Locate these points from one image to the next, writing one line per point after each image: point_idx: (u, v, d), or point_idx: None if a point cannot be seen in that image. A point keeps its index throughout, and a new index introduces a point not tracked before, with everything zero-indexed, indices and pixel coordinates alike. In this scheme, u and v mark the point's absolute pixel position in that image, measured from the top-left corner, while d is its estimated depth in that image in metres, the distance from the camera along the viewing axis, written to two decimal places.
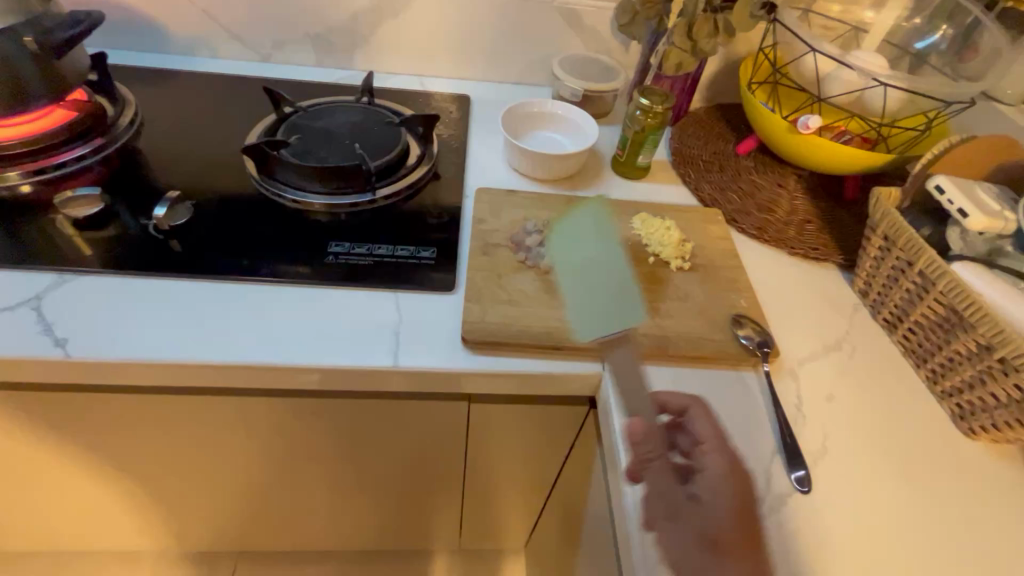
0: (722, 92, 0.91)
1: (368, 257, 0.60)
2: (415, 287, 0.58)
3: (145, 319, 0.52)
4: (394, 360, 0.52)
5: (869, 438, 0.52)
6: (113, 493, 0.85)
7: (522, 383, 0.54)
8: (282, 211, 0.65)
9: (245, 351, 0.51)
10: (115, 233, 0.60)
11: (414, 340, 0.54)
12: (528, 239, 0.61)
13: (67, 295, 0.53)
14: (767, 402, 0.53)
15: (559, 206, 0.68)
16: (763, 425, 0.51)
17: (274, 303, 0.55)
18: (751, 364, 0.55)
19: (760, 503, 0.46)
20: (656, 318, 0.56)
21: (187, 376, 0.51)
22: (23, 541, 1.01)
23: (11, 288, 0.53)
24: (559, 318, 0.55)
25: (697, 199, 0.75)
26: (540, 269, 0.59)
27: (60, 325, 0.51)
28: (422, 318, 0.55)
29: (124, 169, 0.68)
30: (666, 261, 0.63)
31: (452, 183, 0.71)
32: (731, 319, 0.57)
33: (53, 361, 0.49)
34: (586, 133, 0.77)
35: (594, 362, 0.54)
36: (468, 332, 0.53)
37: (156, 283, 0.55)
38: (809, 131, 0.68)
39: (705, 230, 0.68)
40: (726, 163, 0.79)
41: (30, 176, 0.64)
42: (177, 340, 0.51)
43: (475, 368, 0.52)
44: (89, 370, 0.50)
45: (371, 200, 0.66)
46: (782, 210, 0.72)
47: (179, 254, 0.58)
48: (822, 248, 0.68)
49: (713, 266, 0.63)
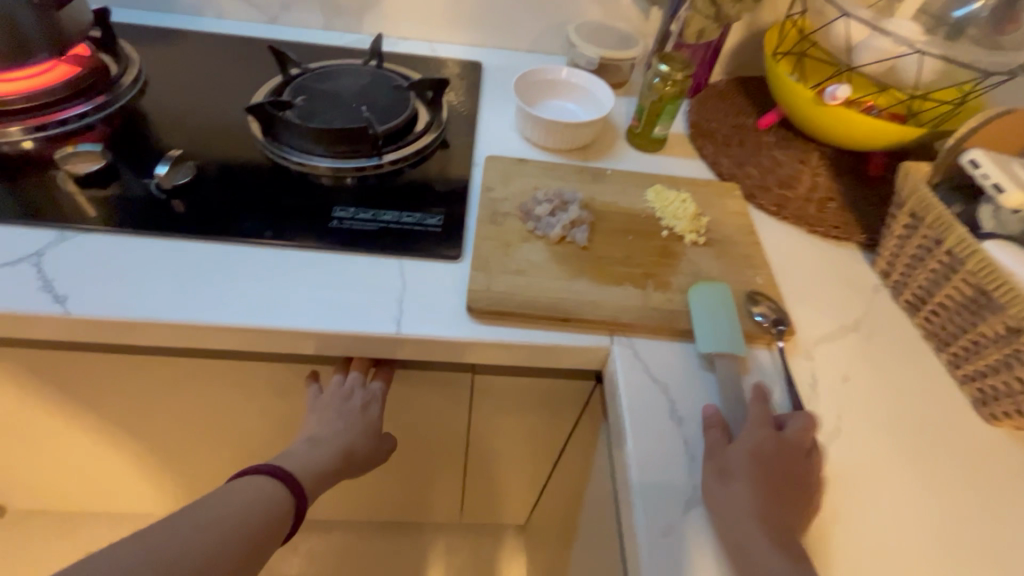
0: (744, 65, 0.87)
1: (373, 222, 0.59)
2: (421, 254, 0.56)
3: (148, 278, 0.51)
4: (397, 328, 0.50)
5: (885, 421, 0.50)
6: (119, 454, 0.86)
7: (527, 354, 0.52)
8: (286, 174, 0.63)
9: (242, 314, 0.50)
10: (116, 192, 0.58)
11: (418, 308, 0.52)
12: (537, 208, 0.59)
13: (68, 252, 0.52)
14: (781, 381, 0.51)
15: (571, 175, 0.65)
16: (775, 405, 0.49)
17: (275, 266, 0.54)
18: (765, 341, 0.53)
19: None
20: (667, 293, 0.55)
21: (187, 337, 0.50)
22: (34, 498, 1.03)
23: (12, 243, 0.52)
24: (568, 290, 0.53)
25: (714, 173, 0.72)
26: (550, 239, 0.57)
27: (60, 282, 0.50)
28: (427, 285, 0.54)
29: (127, 128, 0.67)
30: (680, 235, 0.60)
31: (461, 151, 0.69)
32: (745, 296, 0.56)
33: (51, 317, 0.48)
34: (600, 103, 0.74)
35: (604, 336, 0.52)
36: (473, 301, 0.51)
37: (158, 242, 0.54)
38: (836, 101, 0.64)
39: (723, 205, 0.65)
40: (744, 137, 0.76)
41: (32, 132, 0.63)
42: (175, 301, 0.50)
43: (479, 337, 0.50)
44: (87, 329, 0.49)
45: (377, 165, 0.64)
46: (802, 187, 0.70)
47: (181, 215, 0.57)
48: (843, 226, 0.66)
49: (729, 240, 0.61)
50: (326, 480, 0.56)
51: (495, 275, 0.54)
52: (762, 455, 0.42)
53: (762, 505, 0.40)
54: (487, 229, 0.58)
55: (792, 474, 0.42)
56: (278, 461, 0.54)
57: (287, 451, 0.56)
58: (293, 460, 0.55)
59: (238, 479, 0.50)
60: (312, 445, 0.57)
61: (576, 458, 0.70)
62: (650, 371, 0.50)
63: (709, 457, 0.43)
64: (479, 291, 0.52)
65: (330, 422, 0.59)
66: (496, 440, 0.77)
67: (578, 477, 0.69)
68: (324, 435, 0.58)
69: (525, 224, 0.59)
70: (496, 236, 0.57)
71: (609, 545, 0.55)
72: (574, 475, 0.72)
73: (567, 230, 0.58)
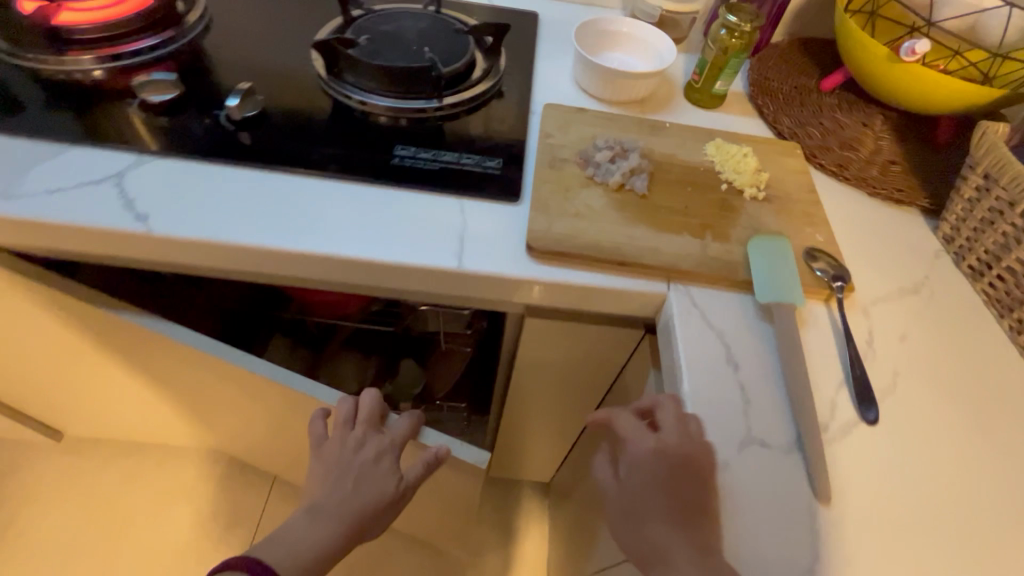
0: (808, 24, 0.84)
1: (434, 162, 0.60)
2: (480, 195, 0.57)
3: (220, 203, 0.53)
4: (458, 263, 0.51)
5: (942, 380, 0.50)
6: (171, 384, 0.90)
7: (583, 296, 0.53)
8: (348, 112, 0.64)
9: (310, 242, 0.51)
10: (188, 121, 0.60)
11: (478, 245, 0.53)
12: (598, 154, 0.59)
13: (146, 175, 0.54)
14: (838, 335, 0.51)
15: (630, 127, 0.65)
16: (832, 356, 0.49)
17: (340, 199, 0.55)
18: (823, 297, 0.53)
19: (825, 428, 0.45)
20: (727, 244, 0.54)
21: (256, 262, 0.52)
22: (88, 424, 1.09)
23: (93, 164, 0.54)
24: (628, 235, 0.53)
25: (774, 132, 0.71)
26: (609, 186, 0.57)
27: (141, 202, 0.52)
28: (486, 224, 0.55)
29: (193, 62, 0.68)
30: (740, 190, 0.60)
31: (518, 98, 0.69)
32: (804, 252, 0.55)
33: (134, 234, 0.50)
34: (661, 56, 0.73)
35: (661, 282, 0.52)
36: (534, 240, 0.52)
37: (228, 170, 0.56)
38: (913, 58, 0.61)
39: (783, 163, 0.64)
40: (806, 97, 0.74)
41: (105, 62, 0.65)
42: (247, 226, 0.52)
43: (538, 275, 0.51)
44: (165, 247, 0.51)
45: (438, 107, 0.65)
46: (866, 149, 0.68)
47: (249, 146, 0.59)
48: (907, 190, 0.64)
49: (788, 198, 0.60)
50: (332, 554, 0.55)
51: (555, 218, 0.54)
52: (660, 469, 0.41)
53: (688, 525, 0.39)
54: (547, 173, 0.58)
55: (665, 489, 0.40)
56: (266, 546, 0.53)
57: (288, 523, 0.57)
58: (286, 546, 0.54)
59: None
60: (311, 516, 0.56)
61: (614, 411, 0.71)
62: (706, 317, 0.50)
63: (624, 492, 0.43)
64: (540, 231, 0.53)
65: (336, 479, 0.59)
66: (534, 392, 0.79)
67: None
68: (327, 502, 0.58)
69: (584, 170, 0.59)
70: (556, 180, 0.57)
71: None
72: (610, 428, 0.73)
73: (626, 178, 0.58)
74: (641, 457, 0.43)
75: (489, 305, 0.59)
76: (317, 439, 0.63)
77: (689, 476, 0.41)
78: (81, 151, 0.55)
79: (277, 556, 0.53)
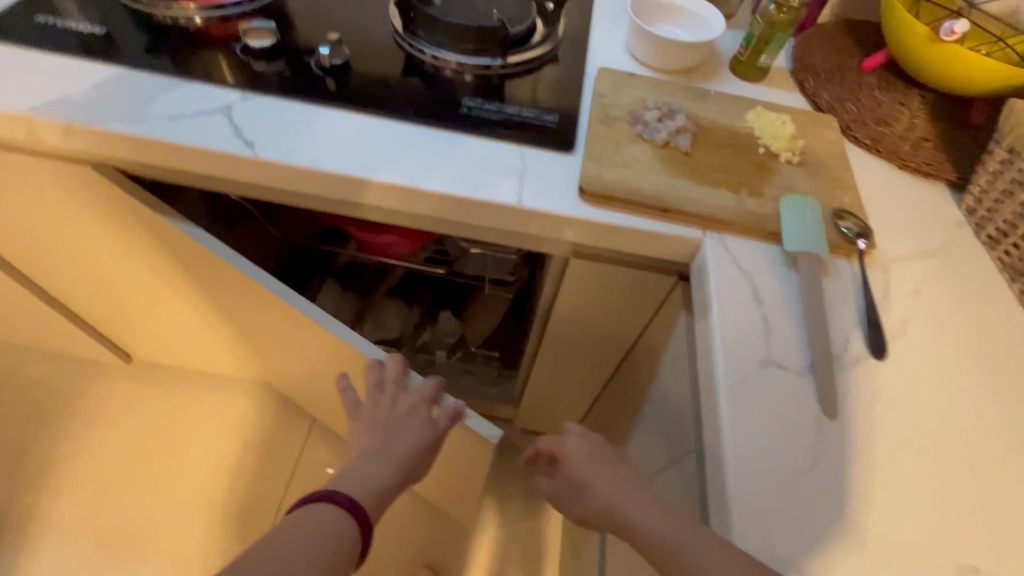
0: (854, 7, 0.88)
1: (498, 114, 0.66)
2: (538, 144, 0.63)
3: (311, 137, 0.60)
4: (518, 200, 0.58)
5: (950, 332, 0.55)
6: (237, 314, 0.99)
7: (626, 237, 0.59)
8: (421, 66, 0.71)
9: (389, 174, 0.59)
10: (281, 65, 0.68)
11: (536, 186, 0.60)
12: (647, 114, 0.65)
13: (250, 109, 0.62)
14: (857, 285, 0.56)
15: (677, 92, 0.70)
16: (849, 302, 0.55)
17: (414, 140, 0.62)
18: (846, 252, 0.58)
19: (836, 359, 0.51)
20: (760, 200, 0.60)
21: (342, 190, 0.60)
22: (153, 350, 1.19)
23: (204, 97, 0.62)
24: (670, 185, 0.59)
25: (813, 106, 0.75)
26: (656, 142, 0.63)
27: (247, 131, 0.60)
28: (543, 169, 0.61)
29: (282, 15, 0.76)
30: (776, 153, 0.65)
31: (574, 62, 0.74)
32: (832, 212, 0.60)
33: (242, 157, 0.58)
34: (710, 28, 0.77)
35: (697, 229, 0.58)
36: (586, 184, 0.58)
37: (318, 110, 0.63)
38: (954, 36, 0.65)
39: (819, 133, 0.69)
40: (847, 75, 0.78)
41: (207, 11, 0.73)
42: (336, 157, 0.59)
43: (588, 215, 0.58)
44: (266, 171, 0.59)
45: (502, 65, 0.71)
46: (899, 125, 0.72)
47: (335, 90, 0.66)
48: (935, 165, 0.68)
49: (821, 164, 0.65)
50: (385, 497, 0.59)
51: (606, 167, 0.60)
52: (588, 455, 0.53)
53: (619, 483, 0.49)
54: (599, 128, 0.64)
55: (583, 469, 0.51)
56: (335, 488, 0.57)
57: (345, 472, 0.60)
58: (351, 487, 0.57)
59: (306, 506, 0.55)
60: (364, 462, 0.60)
61: (640, 359, 0.78)
62: (736, 261, 0.56)
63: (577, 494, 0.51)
64: (592, 177, 0.59)
65: (377, 433, 0.63)
66: (565, 342, 0.86)
67: (640, 376, 0.77)
68: (374, 451, 0.61)
69: (634, 127, 0.65)
70: (608, 135, 0.64)
71: (669, 418, 0.63)
72: (634, 377, 0.80)
73: (672, 136, 0.63)
74: (565, 461, 0.54)
75: (536, 245, 0.66)
76: (351, 402, 0.66)
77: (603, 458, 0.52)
78: (193, 85, 0.63)
79: (351, 491, 0.57)
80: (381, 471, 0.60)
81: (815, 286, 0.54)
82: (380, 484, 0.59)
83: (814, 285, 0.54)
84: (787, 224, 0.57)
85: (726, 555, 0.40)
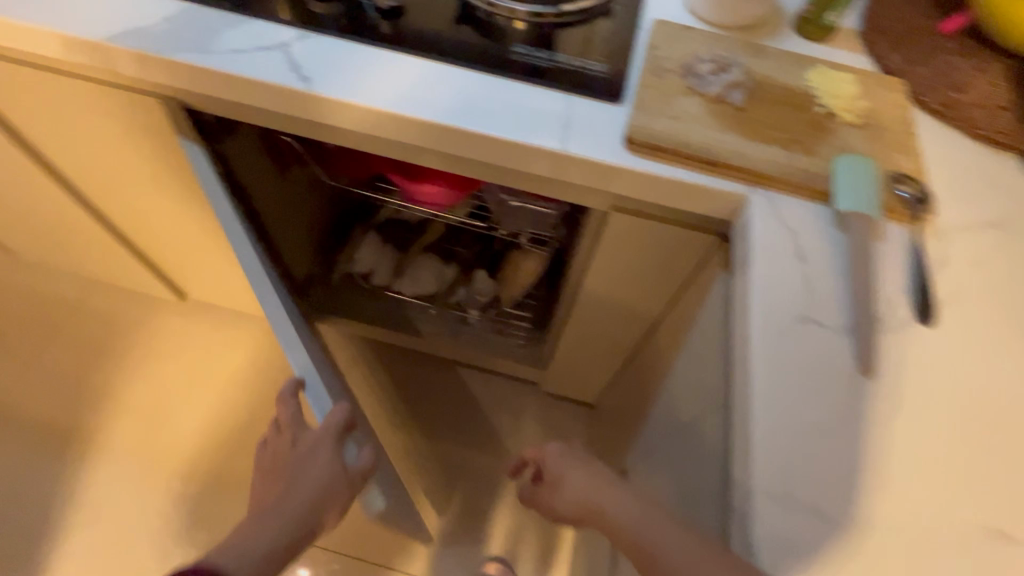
0: None
1: (548, 61, 0.66)
2: (587, 92, 0.63)
3: (364, 75, 0.62)
4: (563, 145, 0.58)
5: (1006, 305, 0.53)
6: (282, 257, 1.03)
7: (669, 190, 0.59)
8: (474, 11, 0.71)
9: (438, 114, 0.60)
10: (339, 6, 0.69)
11: (582, 134, 0.60)
12: (701, 67, 0.63)
13: (308, 46, 0.64)
14: (909, 251, 0.54)
15: (734, 47, 0.68)
16: (899, 267, 0.53)
17: (463, 82, 0.63)
18: (901, 217, 0.56)
19: (879, 321, 0.50)
20: (813, 159, 0.58)
21: (390, 129, 0.62)
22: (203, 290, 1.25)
23: (265, 33, 0.64)
24: (718, 139, 0.58)
25: (880, 69, 0.71)
26: (708, 96, 0.62)
27: (304, 67, 0.62)
28: (590, 118, 0.61)
29: None
30: (834, 114, 0.62)
31: (629, 13, 0.73)
32: (889, 175, 0.58)
33: (299, 91, 0.60)
34: None
35: (744, 185, 0.57)
36: (632, 132, 0.58)
37: (371, 49, 0.64)
38: None
39: (884, 96, 0.66)
40: (920, 38, 0.73)
41: None
42: (387, 95, 0.60)
43: (632, 164, 0.57)
44: (320, 107, 0.61)
45: (555, 14, 0.70)
46: (974, 92, 0.68)
47: (389, 32, 0.67)
48: (1010, 134, 0.64)
49: (883, 127, 0.62)
50: (270, 564, 0.50)
51: (654, 117, 0.59)
52: (572, 455, 0.59)
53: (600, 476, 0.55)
54: (650, 79, 0.63)
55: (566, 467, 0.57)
56: (209, 559, 0.48)
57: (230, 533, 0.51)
58: (227, 556, 0.49)
59: None
60: (254, 519, 0.52)
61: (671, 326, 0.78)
62: (783, 218, 0.55)
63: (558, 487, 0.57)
64: (639, 126, 0.58)
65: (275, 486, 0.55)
66: (593, 305, 0.87)
67: (667, 341, 0.77)
68: (266, 509, 0.53)
69: (686, 80, 0.63)
70: (658, 86, 0.62)
71: (692, 377, 0.64)
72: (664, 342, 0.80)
73: (725, 90, 0.62)
74: (550, 469, 0.60)
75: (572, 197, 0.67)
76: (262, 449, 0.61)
77: (583, 462, 0.58)
78: (254, 21, 0.65)
79: (226, 561, 0.48)
80: (269, 531, 0.51)
81: (863, 247, 0.52)
82: (262, 549, 0.50)
83: (862, 246, 0.52)
84: (839, 184, 0.56)
85: (681, 534, 0.44)
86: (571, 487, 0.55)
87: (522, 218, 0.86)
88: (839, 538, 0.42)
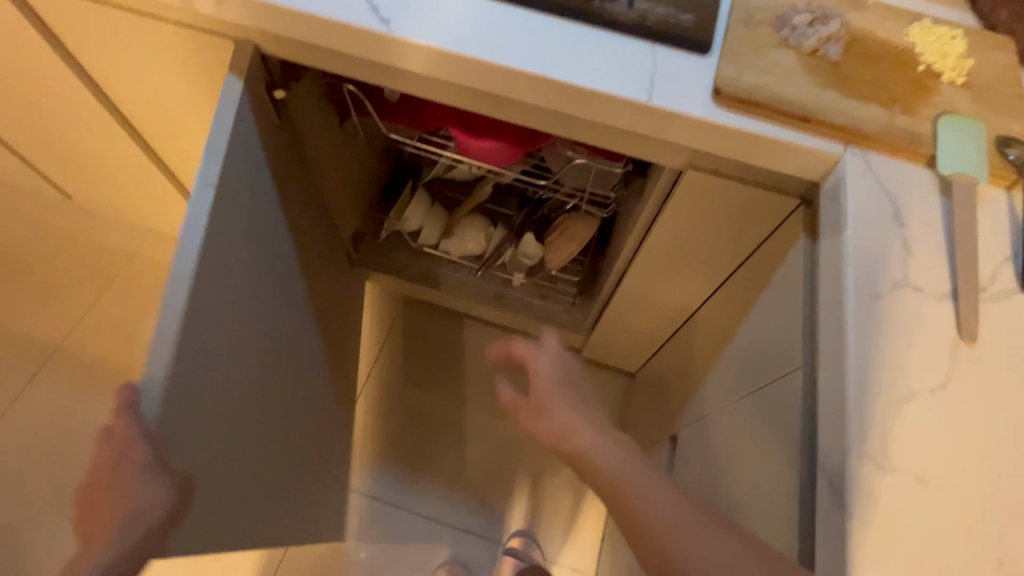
0: None
1: (629, 10, 0.61)
2: (673, 42, 0.59)
3: (444, 18, 0.60)
4: (649, 96, 0.56)
5: None
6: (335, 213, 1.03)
7: (756, 146, 0.56)
8: None
9: (520, 60, 0.58)
10: None
11: (668, 85, 0.57)
12: (796, 18, 0.60)
13: None
14: (1015, 219, 0.51)
15: None
16: (1005, 235, 0.50)
17: (544, 28, 0.60)
18: (1007, 183, 0.53)
19: (982, 290, 0.47)
20: (916, 119, 0.55)
21: (469, 75, 0.60)
22: None
23: None
24: (814, 94, 0.55)
25: (986, 26, 0.66)
26: (803, 49, 0.59)
27: (382, 8, 0.60)
28: (676, 69, 0.58)
29: None
30: (938, 73, 0.59)
31: None
32: (998, 139, 0.54)
33: (378, 34, 0.59)
34: None
35: (838, 144, 0.54)
36: (723, 84, 0.55)
37: None
38: None
39: (992, 54, 0.61)
40: None
41: None
42: (468, 39, 0.59)
43: (721, 118, 0.55)
44: (399, 50, 0.60)
45: None
46: None
47: None
48: None
49: (990, 88, 0.58)
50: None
51: (745, 69, 0.57)
52: (558, 390, 0.61)
53: (583, 416, 0.57)
54: (741, 30, 0.60)
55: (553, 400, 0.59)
56: None
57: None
58: None
59: None
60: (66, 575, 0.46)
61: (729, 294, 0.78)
62: (880, 179, 0.52)
63: (539, 415, 0.59)
64: (729, 78, 0.56)
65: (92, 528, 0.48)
66: (649, 272, 0.86)
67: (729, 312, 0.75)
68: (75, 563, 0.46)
69: (779, 32, 0.60)
70: (749, 37, 0.59)
71: (759, 343, 0.63)
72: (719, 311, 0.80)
73: (821, 43, 0.59)
74: (539, 393, 0.61)
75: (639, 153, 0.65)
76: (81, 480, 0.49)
77: (573, 399, 0.60)
78: None
79: None
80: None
81: (970, 213, 0.49)
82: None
83: (968, 211, 0.49)
84: (943, 145, 0.53)
85: (661, 484, 0.48)
86: (554, 421, 0.57)
87: (584, 178, 0.85)
88: (940, 506, 0.40)
